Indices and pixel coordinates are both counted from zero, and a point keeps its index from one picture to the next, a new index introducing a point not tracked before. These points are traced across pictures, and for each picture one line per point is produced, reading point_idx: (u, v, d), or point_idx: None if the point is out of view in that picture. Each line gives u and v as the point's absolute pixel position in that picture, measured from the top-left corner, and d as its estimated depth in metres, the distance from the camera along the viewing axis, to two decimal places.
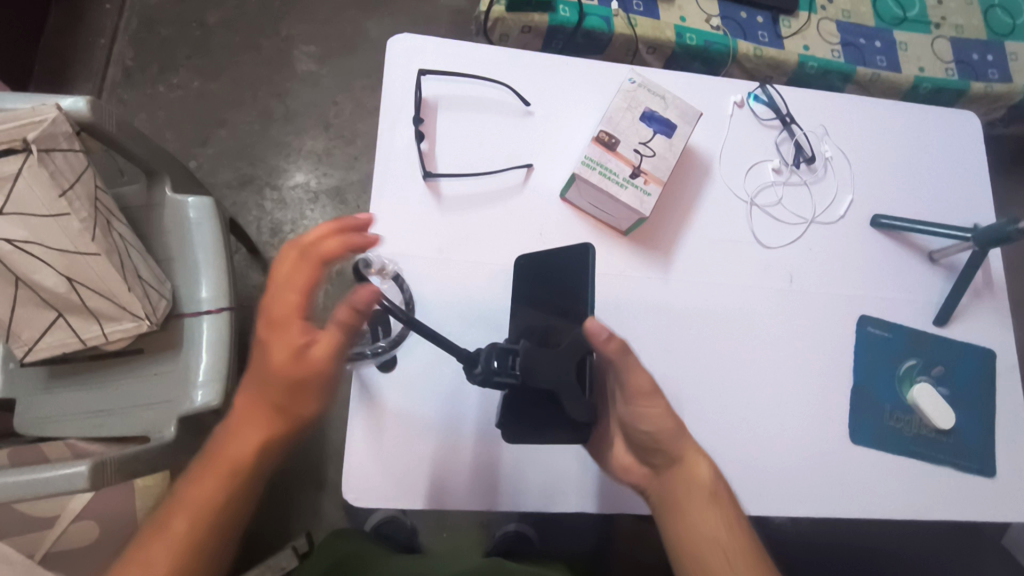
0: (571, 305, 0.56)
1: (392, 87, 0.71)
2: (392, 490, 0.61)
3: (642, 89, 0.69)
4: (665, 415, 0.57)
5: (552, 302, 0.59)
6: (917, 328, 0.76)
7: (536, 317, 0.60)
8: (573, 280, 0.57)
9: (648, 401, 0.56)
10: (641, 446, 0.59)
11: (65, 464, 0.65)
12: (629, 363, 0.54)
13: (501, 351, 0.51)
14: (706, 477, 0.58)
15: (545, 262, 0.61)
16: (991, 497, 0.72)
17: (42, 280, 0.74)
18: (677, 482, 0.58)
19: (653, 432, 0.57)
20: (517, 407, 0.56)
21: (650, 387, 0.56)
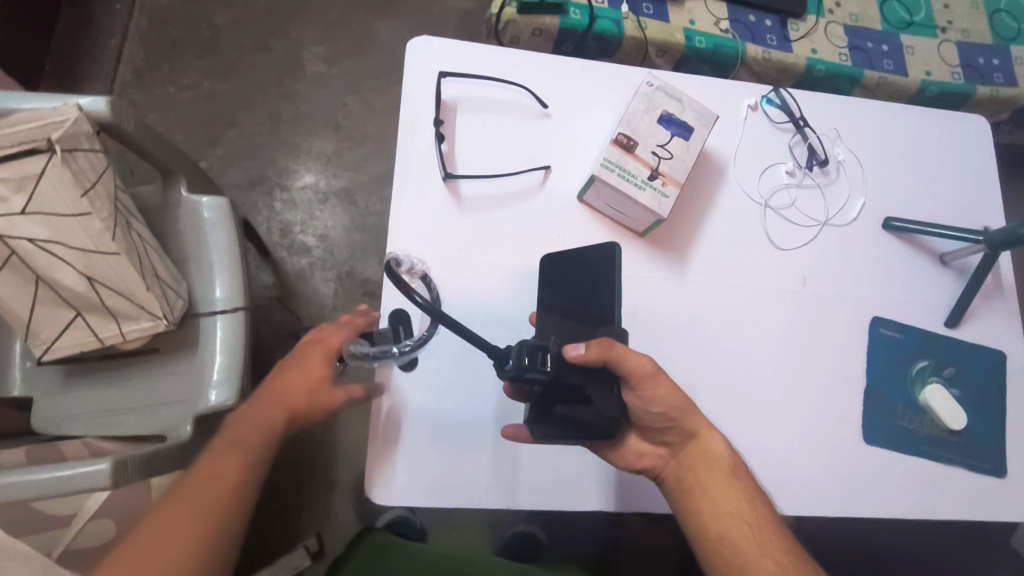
0: (596, 306, 0.58)
1: (411, 89, 0.72)
2: (415, 487, 0.62)
3: (660, 92, 0.70)
4: (674, 393, 0.57)
5: (578, 302, 0.60)
6: (929, 329, 0.77)
7: (565, 319, 0.61)
8: (599, 281, 0.58)
9: (654, 383, 0.55)
10: (656, 428, 0.60)
11: (87, 462, 0.65)
12: (621, 356, 0.53)
13: (532, 349, 0.51)
14: (722, 450, 0.59)
15: (569, 259, 0.63)
16: (1001, 497, 0.73)
17: (63, 279, 0.74)
18: (693, 460, 0.59)
19: (665, 412, 0.57)
20: (546, 405, 0.58)
21: (651, 370, 0.54)
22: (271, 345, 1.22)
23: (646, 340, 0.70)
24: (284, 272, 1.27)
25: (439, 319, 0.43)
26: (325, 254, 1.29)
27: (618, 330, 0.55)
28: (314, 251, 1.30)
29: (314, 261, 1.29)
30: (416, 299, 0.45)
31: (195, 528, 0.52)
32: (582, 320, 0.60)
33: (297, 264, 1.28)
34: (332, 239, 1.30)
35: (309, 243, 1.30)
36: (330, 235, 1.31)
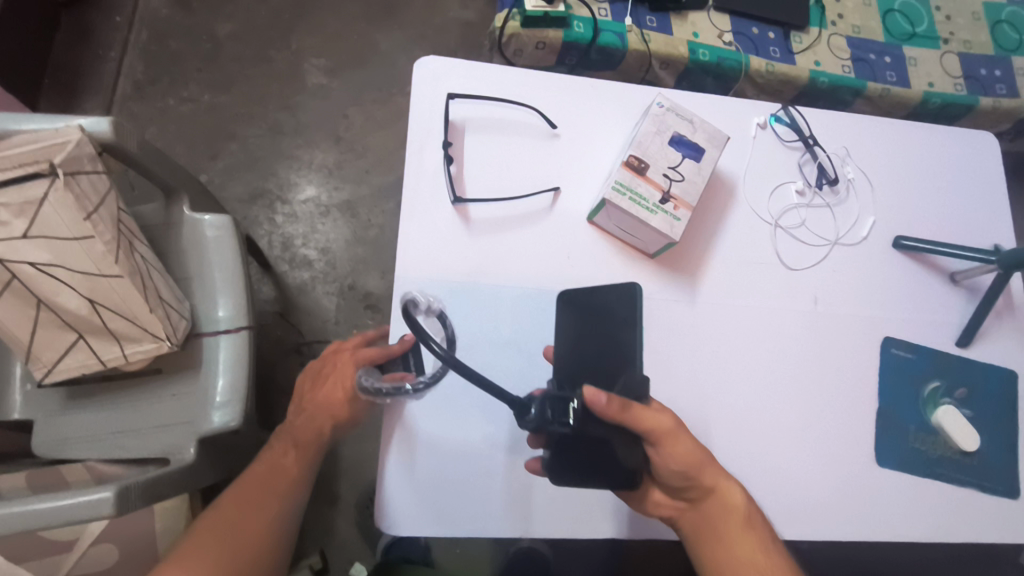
0: (616, 352, 0.56)
1: (419, 111, 0.71)
2: (424, 515, 0.61)
3: (670, 113, 0.70)
4: (693, 451, 0.57)
5: (597, 347, 0.58)
6: (940, 349, 0.77)
7: (584, 360, 0.59)
8: (620, 329, 0.56)
9: (671, 442, 0.55)
10: (674, 485, 0.59)
11: (88, 491, 0.63)
12: (640, 415, 0.53)
13: (556, 400, 0.52)
14: (740, 501, 0.59)
15: (590, 298, 0.60)
16: (1014, 518, 0.73)
17: (64, 302, 0.73)
18: (711, 511, 0.59)
19: (683, 471, 0.56)
20: (564, 452, 0.55)
21: (669, 427, 0.55)
22: (273, 361, 1.21)
23: (656, 364, 0.70)
24: (286, 286, 1.26)
25: (456, 367, 0.41)
26: (327, 267, 1.28)
27: (639, 377, 0.54)
28: (316, 264, 1.28)
29: (316, 275, 1.28)
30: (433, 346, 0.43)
31: (255, 515, 0.62)
32: (601, 365, 0.58)
33: (298, 278, 1.27)
34: (334, 253, 1.29)
35: (310, 257, 1.29)
36: (332, 249, 1.30)
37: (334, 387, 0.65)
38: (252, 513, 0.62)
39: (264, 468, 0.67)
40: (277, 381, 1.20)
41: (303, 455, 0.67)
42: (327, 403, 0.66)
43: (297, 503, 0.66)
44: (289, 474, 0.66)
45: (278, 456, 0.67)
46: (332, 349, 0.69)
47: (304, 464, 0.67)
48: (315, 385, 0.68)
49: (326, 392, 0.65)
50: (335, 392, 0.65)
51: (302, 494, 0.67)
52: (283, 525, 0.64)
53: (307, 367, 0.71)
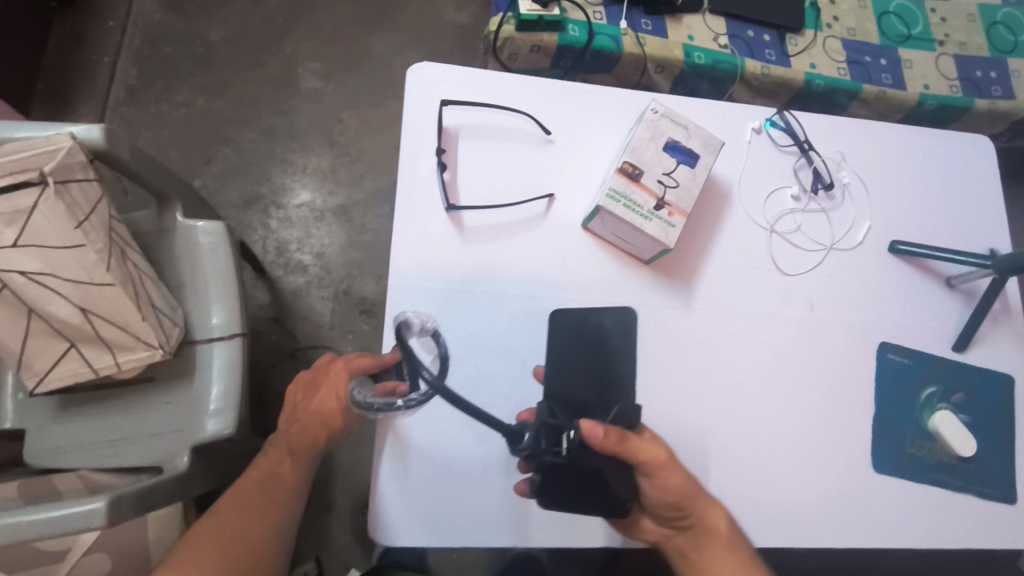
0: (607, 382, 0.59)
1: (412, 118, 0.71)
2: (418, 526, 0.61)
3: (665, 119, 0.69)
4: (685, 483, 0.58)
5: (590, 374, 0.59)
6: (936, 354, 0.76)
7: (573, 386, 0.59)
8: (616, 353, 0.59)
9: (666, 474, 0.56)
10: (664, 515, 0.61)
11: (80, 501, 0.62)
12: (638, 446, 0.55)
13: (548, 430, 0.52)
14: (724, 527, 0.59)
15: (582, 324, 0.61)
16: (1012, 524, 0.72)
17: (55, 311, 0.72)
18: (698, 538, 0.60)
19: (671, 502, 0.58)
20: (554, 480, 0.57)
21: (664, 459, 0.56)
22: (268, 366, 1.21)
23: (651, 371, 0.69)
24: (281, 291, 1.26)
25: (442, 395, 0.40)
26: (322, 272, 1.28)
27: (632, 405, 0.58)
28: (311, 269, 1.28)
29: (311, 279, 1.27)
30: (422, 372, 0.42)
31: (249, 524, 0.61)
32: (592, 394, 0.59)
33: (293, 283, 1.27)
34: (329, 257, 1.29)
35: (305, 261, 1.28)
36: (327, 253, 1.29)
37: (328, 393, 0.65)
38: (245, 520, 0.61)
39: (259, 477, 0.65)
40: (272, 387, 1.19)
41: (298, 462, 0.66)
42: (322, 409, 0.65)
43: (293, 512, 0.65)
44: (285, 483, 0.65)
45: (274, 465, 0.66)
46: (325, 360, 0.69)
47: (299, 472, 0.66)
48: (308, 393, 0.68)
49: (320, 400, 0.65)
50: (328, 398, 0.65)
51: (298, 503, 0.66)
52: (280, 534, 0.62)
53: (299, 378, 0.71)
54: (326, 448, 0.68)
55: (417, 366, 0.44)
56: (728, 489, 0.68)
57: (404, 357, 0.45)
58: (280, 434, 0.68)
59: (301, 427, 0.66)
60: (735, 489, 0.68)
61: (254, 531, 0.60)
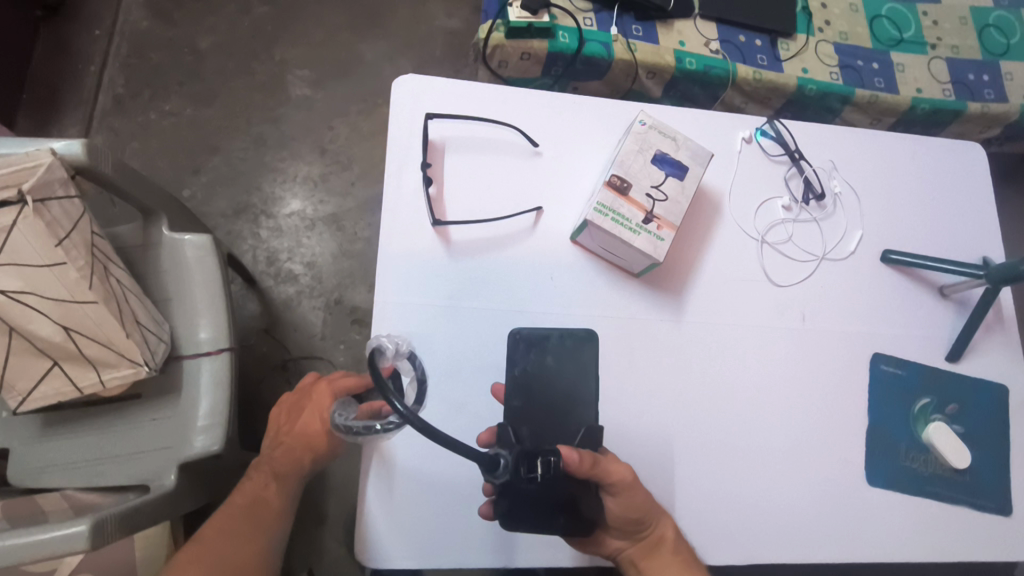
0: (567, 406, 0.59)
1: (398, 131, 0.70)
2: (403, 549, 0.60)
3: (653, 131, 0.68)
4: (646, 500, 0.58)
5: (548, 399, 0.59)
6: (930, 364, 0.76)
7: (535, 415, 0.58)
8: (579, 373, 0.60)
9: (628, 493, 0.56)
10: (618, 528, 0.60)
11: (63, 524, 0.60)
12: (609, 469, 0.55)
13: (525, 457, 0.49)
14: (672, 535, 0.60)
15: (542, 348, 0.61)
16: (1008, 535, 0.72)
17: (37, 330, 0.71)
18: (647, 548, 0.60)
19: (628, 517, 0.58)
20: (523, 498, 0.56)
21: (631, 480, 0.56)
22: (258, 378, 1.20)
23: (642, 385, 0.68)
24: (272, 302, 1.25)
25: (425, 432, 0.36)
26: (313, 282, 1.27)
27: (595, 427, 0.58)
28: (302, 279, 1.27)
29: (302, 289, 1.26)
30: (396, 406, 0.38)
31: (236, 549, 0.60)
32: (553, 419, 0.59)
33: (284, 293, 1.25)
34: (320, 267, 1.28)
35: (296, 271, 1.27)
36: (318, 262, 1.28)
37: (310, 417, 0.65)
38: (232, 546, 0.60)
39: (243, 501, 0.65)
40: (263, 399, 1.18)
41: (284, 486, 0.66)
42: (306, 433, 0.65)
43: (278, 536, 0.64)
44: (270, 507, 0.64)
45: (258, 489, 0.65)
46: (308, 382, 0.69)
47: (284, 495, 0.66)
48: (291, 417, 0.67)
49: (304, 424, 0.65)
50: (312, 421, 0.64)
51: (283, 525, 0.65)
52: (266, 557, 0.62)
53: (281, 401, 0.70)
54: (310, 470, 0.68)
55: (388, 397, 0.40)
56: (722, 503, 0.67)
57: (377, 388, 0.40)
58: (265, 458, 0.67)
59: (285, 450, 0.66)
60: (728, 504, 0.67)
61: (239, 556, 0.59)
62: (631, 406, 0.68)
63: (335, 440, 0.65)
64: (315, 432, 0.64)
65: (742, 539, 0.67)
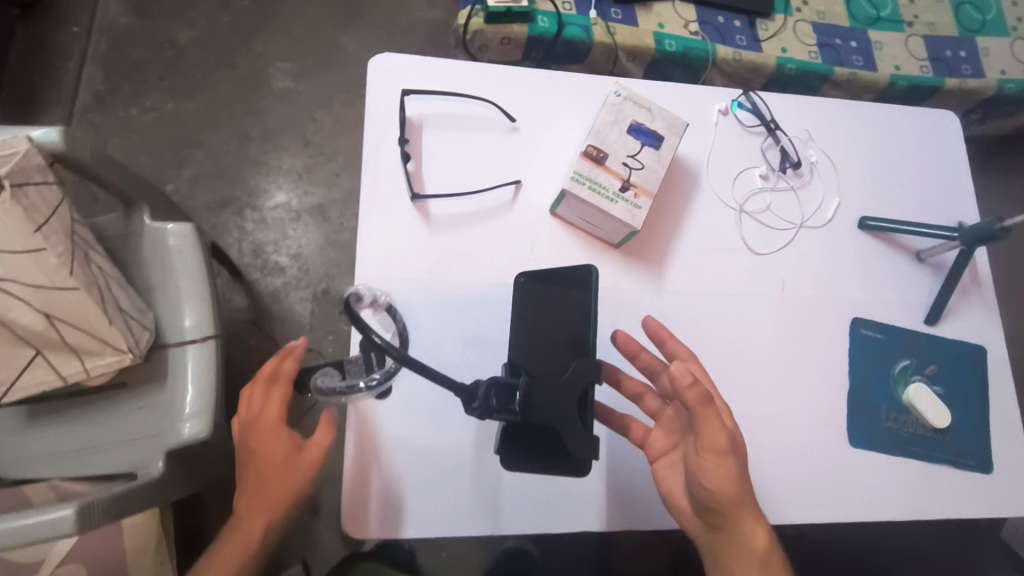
0: (569, 336, 0.54)
1: (375, 108, 0.70)
2: (391, 516, 0.60)
3: (628, 102, 0.69)
4: (734, 483, 0.55)
5: (548, 328, 0.55)
6: (909, 328, 0.77)
7: (535, 347, 0.55)
8: (575, 307, 0.55)
9: (719, 461, 0.55)
10: (699, 505, 0.57)
11: (51, 508, 0.60)
12: (705, 419, 0.54)
13: (501, 388, 0.48)
14: (763, 542, 0.57)
15: (552, 285, 0.57)
16: (990, 493, 0.73)
17: (19, 318, 0.70)
18: (730, 541, 0.57)
19: (715, 494, 0.55)
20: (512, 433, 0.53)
21: (724, 447, 0.55)
22: (246, 370, 1.19)
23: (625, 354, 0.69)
24: (258, 294, 1.24)
25: (402, 361, 0.40)
26: (300, 274, 1.27)
27: (592, 365, 0.52)
28: (288, 271, 1.27)
29: (289, 281, 1.26)
30: (373, 338, 0.42)
31: None
32: (554, 349, 0.54)
33: (271, 285, 1.25)
34: (306, 258, 1.28)
35: (282, 263, 1.27)
36: (304, 253, 1.28)
37: (263, 460, 0.59)
38: None
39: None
40: None
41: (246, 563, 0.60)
42: (268, 474, 0.59)
43: None
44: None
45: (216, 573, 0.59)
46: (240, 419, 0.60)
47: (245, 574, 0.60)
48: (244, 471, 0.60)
49: (261, 477, 0.59)
50: (271, 457, 0.59)
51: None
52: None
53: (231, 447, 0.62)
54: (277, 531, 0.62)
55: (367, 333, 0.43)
56: None
57: (354, 326, 0.43)
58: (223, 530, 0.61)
59: (245, 518, 0.60)
60: None
61: None
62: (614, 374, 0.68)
63: (299, 479, 0.59)
64: (277, 469, 0.59)
65: None
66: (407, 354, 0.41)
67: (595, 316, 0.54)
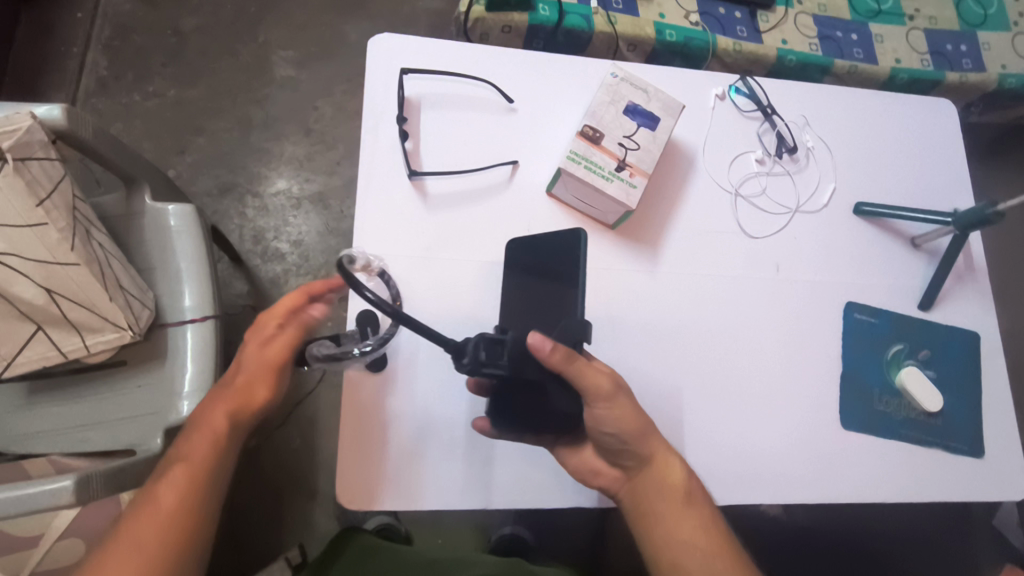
0: (559, 296, 0.56)
1: (375, 88, 0.71)
2: (381, 483, 0.61)
3: (624, 83, 0.69)
4: (634, 417, 0.57)
5: (537, 294, 0.59)
6: (902, 313, 0.77)
7: (524, 314, 0.60)
8: (564, 267, 0.57)
9: (613, 403, 0.55)
10: (611, 450, 0.59)
11: (49, 479, 0.61)
12: (579, 369, 0.53)
13: (490, 342, 0.50)
14: (679, 477, 0.58)
15: (540, 247, 0.61)
16: (981, 477, 0.73)
17: (21, 293, 0.72)
18: (651, 485, 0.59)
19: (618, 435, 0.57)
20: (503, 397, 0.59)
21: (608, 389, 0.54)
22: None
23: (619, 334, 0.69)
24: (258, 280, 1.25)
25: (399, 319, 0.41)
26: (300, 260, 1.27)
27: (581, 322, 0.53)
28: (289, 257, 1.27)
29: (289, 267, 1.27)
30: (365, 296, 0.42)
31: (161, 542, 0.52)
32: (542, 313, 0.58)
33: (271, 271, 1.26)
34: (307, 245, 1.28)
35: (283, 250, 1.28)
36: (304, 240, 1.29)
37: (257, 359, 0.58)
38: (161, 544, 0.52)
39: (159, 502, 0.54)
40: None
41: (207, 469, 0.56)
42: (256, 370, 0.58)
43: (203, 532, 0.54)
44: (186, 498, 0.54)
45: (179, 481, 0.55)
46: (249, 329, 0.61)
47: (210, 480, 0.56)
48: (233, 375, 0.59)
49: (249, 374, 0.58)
50: (265, 353, 0.58)
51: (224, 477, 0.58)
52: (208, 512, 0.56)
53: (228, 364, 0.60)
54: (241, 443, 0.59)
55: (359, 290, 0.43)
56: (700, 447, 0.68)
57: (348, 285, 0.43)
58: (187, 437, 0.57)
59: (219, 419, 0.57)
60: (705, 449, 0.68)
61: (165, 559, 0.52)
62: (607, 353, 0.69)
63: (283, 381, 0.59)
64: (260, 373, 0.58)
65: (719, 481, 0.68)
66: (402, 310, 0.41)
67: (583, 274, 0.54)
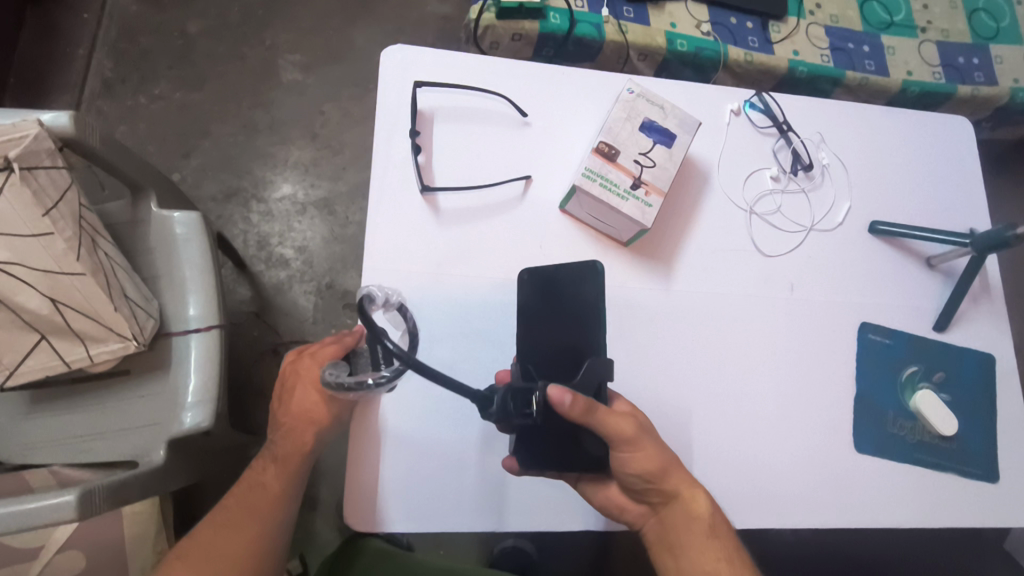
0: (581, 333, 0.54)
1: (387, 100, 0.70)
2: (393, 510, 0.60)
3: (641, 99, 0.68)
4: (658, 456, 0.56)
5: (552, 328, 0.56)
6: (917, 334, 0.76)
7: (543, 350, 0.56)
8: (584, 304, 0.54)
9: (636, 446, 0.55)
10: (636, 489, 0.58)
11: (51, 494, 0.58)
12: (598, 419, 0.52)
13: (517, 392, 0.47)
14: (706, 510, 0.57)
15: (551, 281, 0.57)
16: (995, 501, 0.72)
17: (24, 302, 0.70)
18: (675, 518, 0.58)
19: (642, 476, 0.56)
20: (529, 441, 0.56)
21: (631, 434, 0.54)
22: (250, 361, 1.19)
23: (631, 352, 0.68)
24: (262, 286, 1.24)
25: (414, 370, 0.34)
26: (305, 266, 1.26)
27: (607, 362, 0.53)
28: (293, 263, 1.26)
29: (293, 274, 1.26)
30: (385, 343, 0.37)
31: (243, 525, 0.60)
32: (566, 350, 0.55)
33: (275, 278, 1.25)
34: (312, 251, 1.28)
35: (287, 256, 1.27)
36: (309, 247, 1.28)
37: (305, 386, 0.63)
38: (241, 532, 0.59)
39: (243, 491, 0.63)
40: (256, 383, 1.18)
41: (283, 470, 0.63)
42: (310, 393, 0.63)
43: (284, 519, 0.62)
44: (268, 491, 0.62)
45: (260, 474, 0.64)
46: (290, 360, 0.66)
47: (287, 480, 0.63)
48: (284, 399, 0.65)
49: (300, 397, 0.63)
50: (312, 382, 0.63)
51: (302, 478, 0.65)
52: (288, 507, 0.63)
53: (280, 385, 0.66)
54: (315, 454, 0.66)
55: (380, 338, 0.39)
56: (711, 469, 0.67)
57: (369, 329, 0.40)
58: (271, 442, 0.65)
59: (286, 432, 0.64)
60: (716, 472, 0.67)
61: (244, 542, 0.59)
62: (618, 373, 0.68)
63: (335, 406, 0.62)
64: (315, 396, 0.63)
65: (730, 505, 0.67)
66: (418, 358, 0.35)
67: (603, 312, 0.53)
